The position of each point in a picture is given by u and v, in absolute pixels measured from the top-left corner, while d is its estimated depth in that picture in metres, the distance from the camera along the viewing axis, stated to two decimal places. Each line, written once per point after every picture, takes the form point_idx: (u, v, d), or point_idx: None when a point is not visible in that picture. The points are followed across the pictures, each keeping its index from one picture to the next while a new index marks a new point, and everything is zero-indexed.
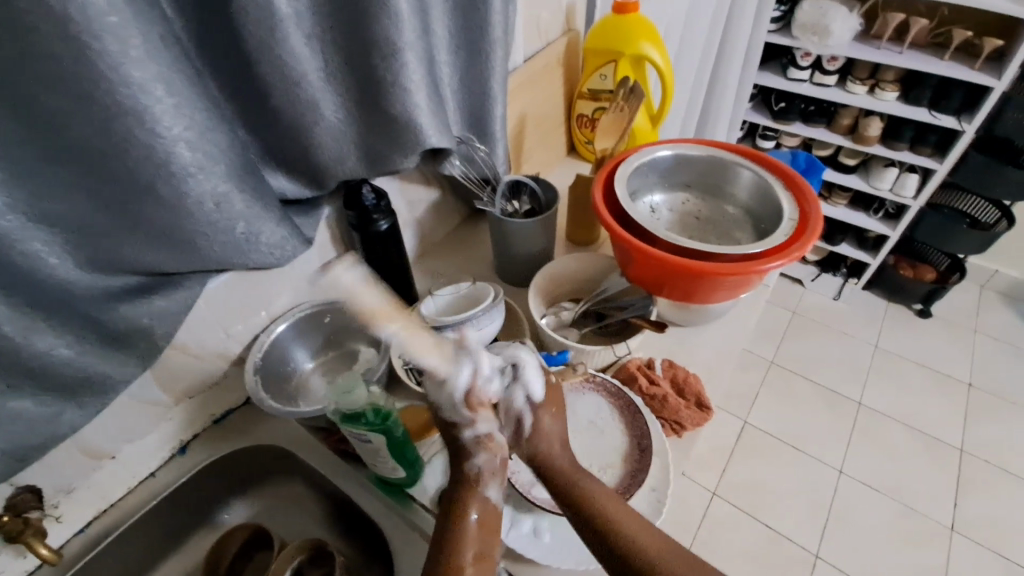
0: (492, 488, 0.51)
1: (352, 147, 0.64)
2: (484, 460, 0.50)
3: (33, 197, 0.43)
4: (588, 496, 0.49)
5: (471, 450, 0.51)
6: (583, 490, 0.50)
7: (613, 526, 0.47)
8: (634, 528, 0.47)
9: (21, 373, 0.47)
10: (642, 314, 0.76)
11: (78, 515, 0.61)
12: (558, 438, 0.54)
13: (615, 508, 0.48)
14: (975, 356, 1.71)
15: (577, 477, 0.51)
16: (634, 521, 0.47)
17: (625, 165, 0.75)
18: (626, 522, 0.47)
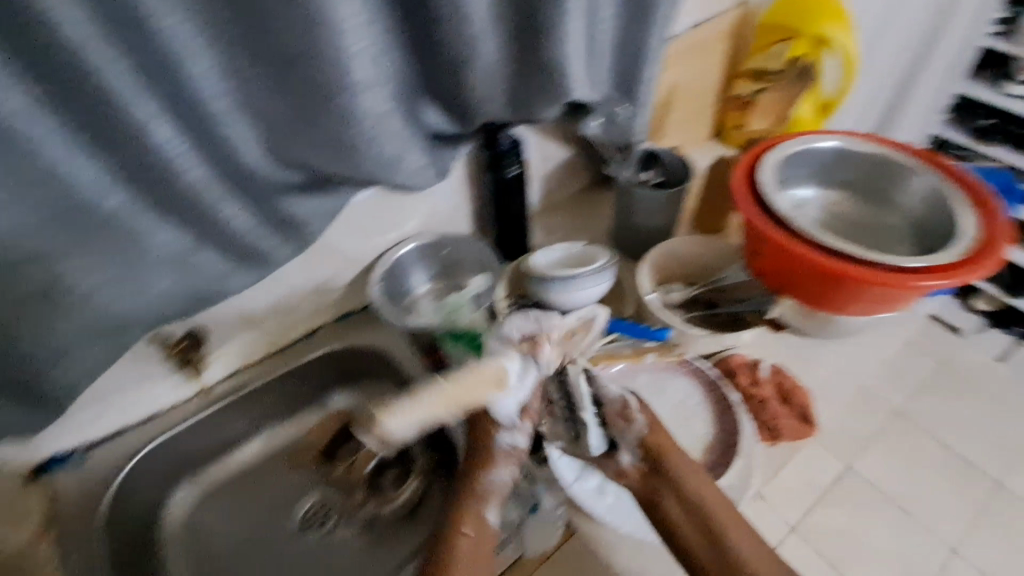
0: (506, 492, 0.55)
1: (502, 90, 0.66)
2: (504, 475, 0.55)
3: (243, 87, 0.51)
4: (714, 507, 0.54)
5: (496, 458, 0.55)
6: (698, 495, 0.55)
7: (723, 528, 0.53)
8: (745, 537, 0.53)
9: (211, 235, 0.54)
10: (755, 310, 0.74)
11: (226, 363, 0.74)
12: (677, 457, 0.56)
13: (735, 523, 0.54)
14: None
15: (702, 489, 0.55)
16: (735, 522, 0.54)
17: (774, 150, 0.69)
18: (739, 538, 0.53)
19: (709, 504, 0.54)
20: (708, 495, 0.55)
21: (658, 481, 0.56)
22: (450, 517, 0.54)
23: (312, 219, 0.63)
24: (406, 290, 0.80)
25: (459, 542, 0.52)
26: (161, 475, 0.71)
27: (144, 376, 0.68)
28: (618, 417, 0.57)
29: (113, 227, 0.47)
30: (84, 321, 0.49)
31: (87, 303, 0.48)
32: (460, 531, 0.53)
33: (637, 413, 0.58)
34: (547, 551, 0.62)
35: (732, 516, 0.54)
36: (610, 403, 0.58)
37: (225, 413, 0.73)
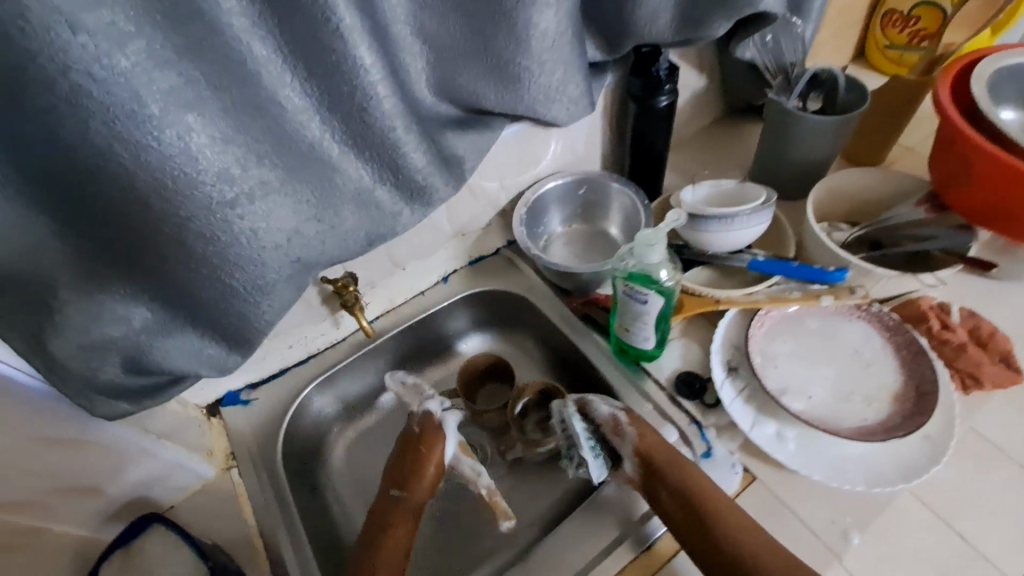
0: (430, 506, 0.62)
1: (670, 6, 0.60)
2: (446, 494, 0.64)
3: (424, 8, 0.49)
4: (710, 500, 0.52)
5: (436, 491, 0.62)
6: (693, 486, 0.53)
7: (720, 518, 0.51)
8: (749, 535, 0.50)
9: (389, 167, 0.51)
10: (948, 248, 0.64)
11: (374, 307, 0.74)
12: (672, 459, 0.55)
13: (737, 520, 0.51)
14: None
15: (696, 486, 0.53)
16: (733, 514, 0.51)
17: (987, 63, 0.60)
18: (736, 529, 0.50)
19: (705, 495, 0.53)
20: (701, 483, 0.53)
21: (653, 483, 0.55)
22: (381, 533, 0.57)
23: (470, 156, 0.60)
24: (543, 231, 0.77)
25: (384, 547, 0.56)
26: (321, 415, 0.73)
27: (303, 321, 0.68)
28: (613, 433, 0.59)
29: (314, 159, 0.46)
30: (285, 260, 0.46)
31: (295, 242, 0.46)
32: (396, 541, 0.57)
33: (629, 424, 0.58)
34: None
35: (730, 511, 0.51)
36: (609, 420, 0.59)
37: (374, 357, 0.74)
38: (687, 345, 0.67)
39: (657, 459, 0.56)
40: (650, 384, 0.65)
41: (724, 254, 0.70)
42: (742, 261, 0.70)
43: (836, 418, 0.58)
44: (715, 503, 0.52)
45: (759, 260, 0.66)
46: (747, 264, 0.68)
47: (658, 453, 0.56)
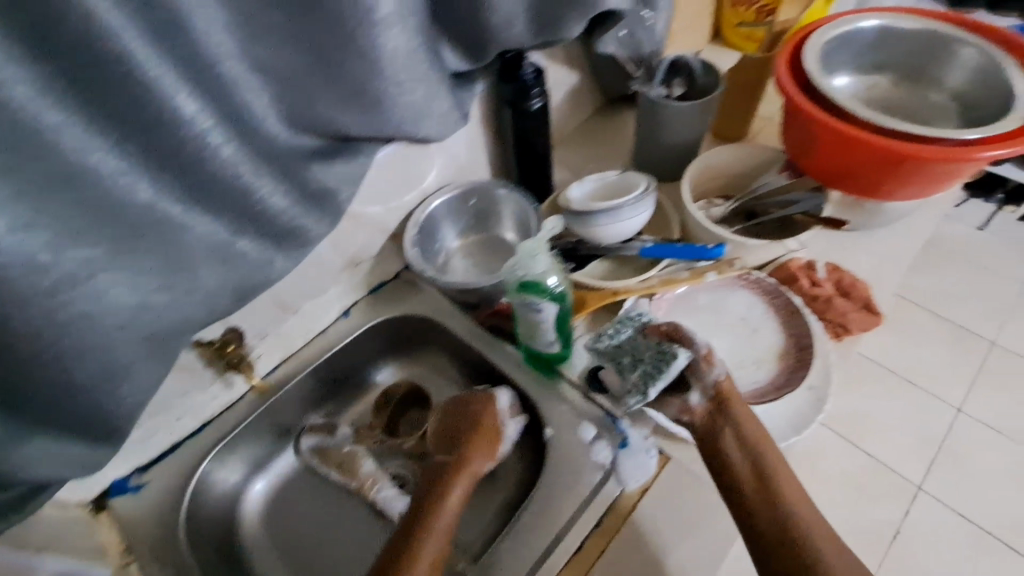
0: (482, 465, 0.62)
1: (523, 10, 0.59)
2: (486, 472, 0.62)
3: (254, 41, 0.44)
4: (765, 446, 0.56)
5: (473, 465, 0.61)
6: (769, 454, 0.56)
7: (796, 502, 0.55)
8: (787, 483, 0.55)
9: (246, 217, 0.48)
10: (809, 210, 0.70)
11: (268, 357, 0.69)
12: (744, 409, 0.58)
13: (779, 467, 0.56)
14: None
15: (758, 435, 0.56)
16: (796, 494, 0.55)
17: (817, 35, 0.64)
18: (807, 514, 0.54)
19: (778, 464, 0.56)
20: (779, 457, 0.56)
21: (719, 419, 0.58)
22: (431, 501, 0.58)
23: (343, 185, 0.57)
24: (439, 249, 0.76)
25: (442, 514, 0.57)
26: (230, 479, 0.69)
27: (187, 390, 0.64)
28: (705, 360, 0.59)
29: (153, 224, 0.42)
30: (138, 338, 0.44)
31: (145, 317, 0.44)
32: (443, 514, 0.57)
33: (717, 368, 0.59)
34: (644, 483, 0.60)
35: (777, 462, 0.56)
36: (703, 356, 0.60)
37: (279, 408, 0.71)
38: (594, 340, 0.69)
39: (733, 412, 0.57)
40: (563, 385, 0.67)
41: (615, 246, 0.73)
42: (634, 249, 0.72)
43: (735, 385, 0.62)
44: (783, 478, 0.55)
45: (650, 247, 0.68)
46: (638, 252, 0.71)
47: (733, 403, 0.58)
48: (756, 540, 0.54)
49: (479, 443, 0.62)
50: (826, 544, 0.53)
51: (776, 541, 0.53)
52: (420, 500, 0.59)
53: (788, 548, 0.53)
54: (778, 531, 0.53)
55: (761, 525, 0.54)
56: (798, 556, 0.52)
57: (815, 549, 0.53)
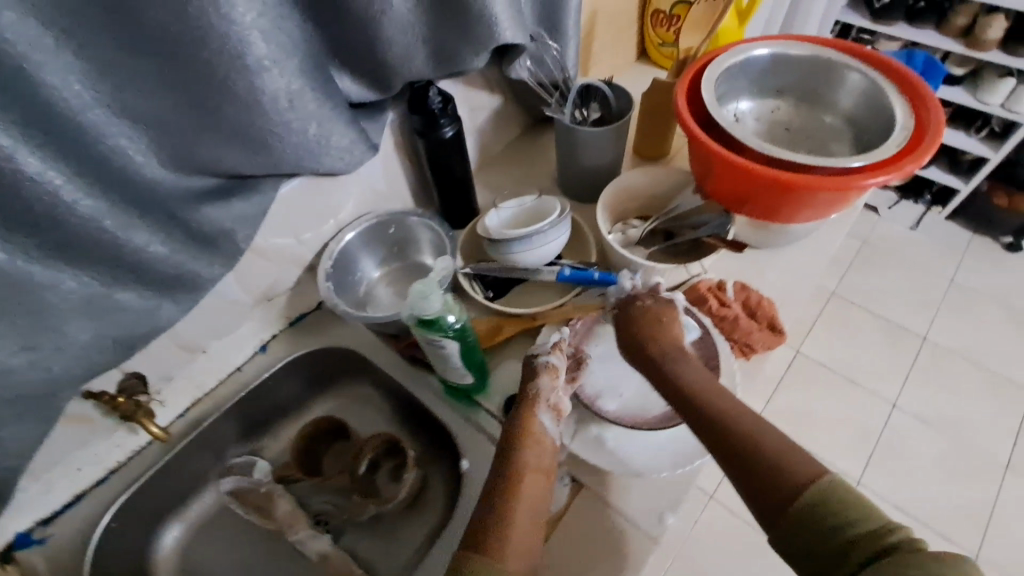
0: (546, 418, 0.54)
1: (421, 45, 0.58)
2: (550, 423, 0.54)
3: (121, 89, 0.42)
4: (700, 389, 0.52)
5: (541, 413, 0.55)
6: (683, 366, 0.55)
7: (715, 397, 0.51)
8: (747, 417, 0.48)
9: (121, 267, 0.47)
10: (717, 233, 0.72)
11: (177, 400, 0.69)
12: (656, 333, 0.60)
13: (728, 405, 0.50)
14: None
15: (691, 382, 0.53)
16: (724, 395, 0.51)
17: (714, 66, 0.66)
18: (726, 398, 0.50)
19: (694, 374, 0.54)
20: (701, 371, 0.54)
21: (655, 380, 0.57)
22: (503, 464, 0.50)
23: (238, 225, 0.56)
24: (358, 280, 0.75)
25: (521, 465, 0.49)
26: (139, 528, 0.67)
27: (88, 438, 0.63)
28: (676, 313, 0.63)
29: (12, 287, 0.41)
30: (6, 399, 0.44)
31: (8, 379, 0.43)
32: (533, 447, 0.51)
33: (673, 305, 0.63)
34: (558, 511, 0.60)
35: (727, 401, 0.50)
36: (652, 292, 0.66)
37: (192, 450, 0.69)
38: (512, 367, 0.70)
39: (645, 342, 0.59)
40: (481, 414, 0.67)
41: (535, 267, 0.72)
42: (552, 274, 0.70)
43: (645, 411, 0.63)
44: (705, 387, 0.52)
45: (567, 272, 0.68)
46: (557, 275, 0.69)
47: (658, 331, 0.60)
48: (743, 478, 0.45)
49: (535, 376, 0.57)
50: (808, 465, 0.43)
51: (752, 468, 0.45)
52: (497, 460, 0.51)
53: (768, 469, 0.44)
54: (745, 462, 0.45)
55: (739, 470, 0.46)
56: (780, 482, 0.43)
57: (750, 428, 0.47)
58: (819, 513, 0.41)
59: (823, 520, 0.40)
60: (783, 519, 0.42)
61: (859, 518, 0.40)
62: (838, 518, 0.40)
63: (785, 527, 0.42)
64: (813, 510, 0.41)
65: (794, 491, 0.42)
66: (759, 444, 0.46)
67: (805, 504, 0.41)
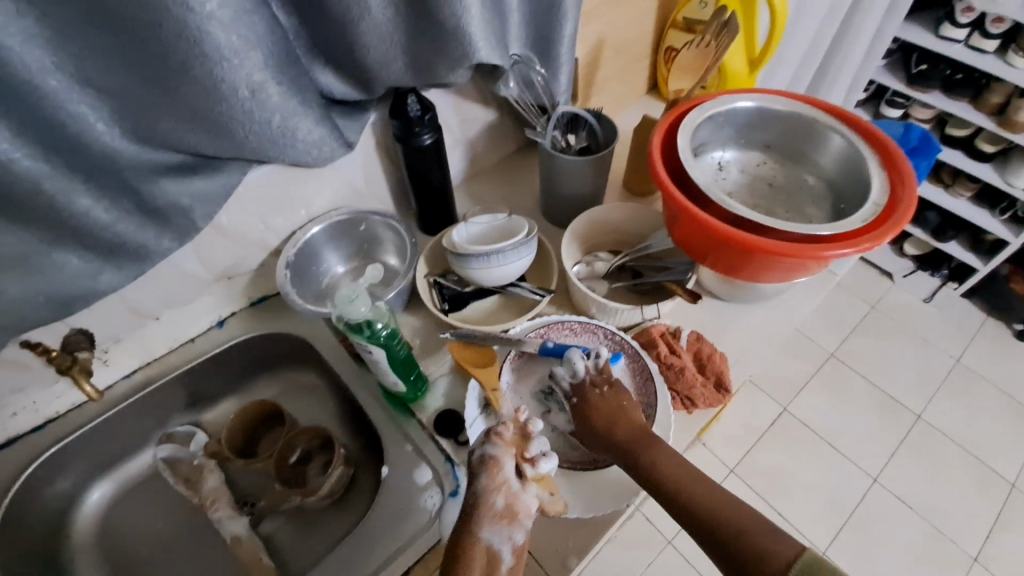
0: (496, 537, 0.48)
1: (400, 52, 0.59)
2: (501, 539, 0.48)
3: (80, 58, 0.44)
4: (678, 485, 0.50)
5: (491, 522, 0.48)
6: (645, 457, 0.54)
7: (676, 484, 0.50)
8: (730, 505, 0.47)
9: (61, 229, 0.49)
10: (678, 279, 0.71)
11: (122, 362, 0.70)
12: (616, 421, 0.58)
13: (699, 489, 0.49)
14: None
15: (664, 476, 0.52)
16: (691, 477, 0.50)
17: (695, 114, 0.66)
18: (688, 484, 0.50)
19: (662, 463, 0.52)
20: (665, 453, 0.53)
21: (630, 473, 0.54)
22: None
23: (197, 204, 0.57)
24: (322, 272, 0.76)
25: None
26: (68, 479, 0.68)
27: (26, 387, 0.63)
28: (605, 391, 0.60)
29: None
30: None
31: None
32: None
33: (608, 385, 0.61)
34: None
35: (695, 488, 0.49)
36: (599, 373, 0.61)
37: (132, 413, 0.71)
38: (452, 383, 0.69)
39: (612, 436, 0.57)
40: (414, 425, 0.66)
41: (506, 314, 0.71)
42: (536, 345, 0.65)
43: (571, 448, 0.62)
44: (668, 472, 0.51)
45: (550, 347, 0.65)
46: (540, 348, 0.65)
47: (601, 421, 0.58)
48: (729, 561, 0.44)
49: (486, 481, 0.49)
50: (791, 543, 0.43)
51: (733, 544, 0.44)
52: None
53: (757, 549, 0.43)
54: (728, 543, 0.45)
55: (734, 562, 0.44)
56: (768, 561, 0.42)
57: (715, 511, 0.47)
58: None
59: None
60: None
61: None
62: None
63: None
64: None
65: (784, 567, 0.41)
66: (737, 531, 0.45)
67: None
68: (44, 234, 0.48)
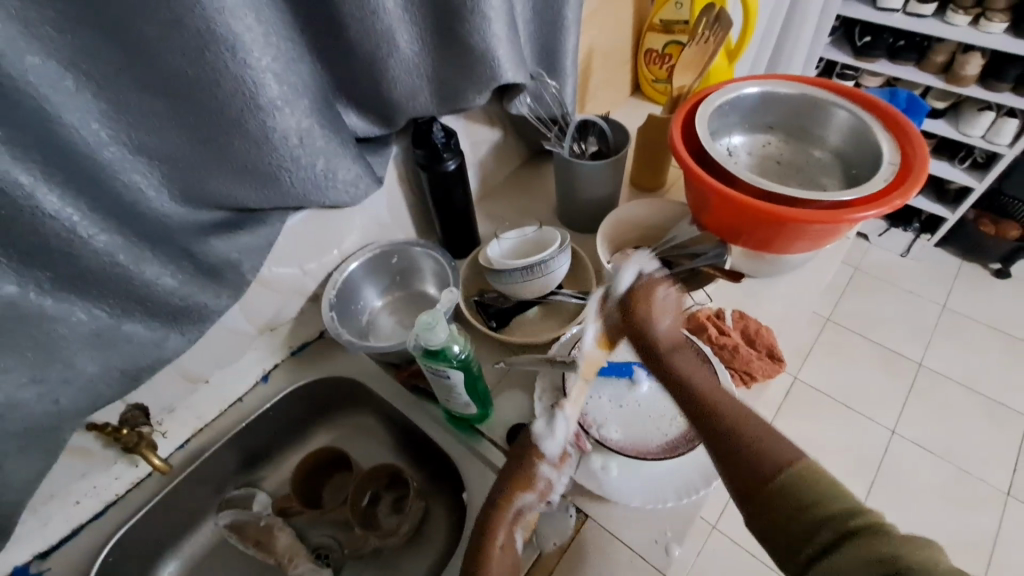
0: (518, 533, 0.51)
1: (426, 83, 0.61)
2: (521, 538, 0.51)
3: (135, 127, 0.44)
4: (690, 380, 0.49)
5: (520, 515, 0.51)
6: (664, 350, 0.52)
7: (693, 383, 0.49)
8: (735, 408, 0.45)
9: (129, 299, 0.48)
10: (714, 263, 0.73)
11: (177, 430, 0.68)
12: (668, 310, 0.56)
13: (716, 393, 0.47)
14: None
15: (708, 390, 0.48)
16: (702, 379, 0.49)
17: (706, 104, 0.69)
18: (701, 385, 0.48)
19: (682, 364, 0.51)
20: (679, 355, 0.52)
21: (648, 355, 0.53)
22: (478, 533, 0.50)
23: (246, 257, 0.56)
24: (361, 310, 0.76)
25: (492, 556, 0.48)
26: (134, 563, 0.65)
27: (83, 472, 0.61)
28: (648, 288, 0.57)
29: (22, 318, 0.42)
30: (8, 433, 0.44)
31: (14, 412, 0.44)
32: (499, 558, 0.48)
33: (660, 292, 0.57)
34: (564, 543, 0.60)
35: (710, 389, 0.48)
36: (650, 279, 0.58)
37: (190, 483, 0.69)
38: (514, 397, 0.70)
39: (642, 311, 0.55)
40: (485, 444, 0.67)
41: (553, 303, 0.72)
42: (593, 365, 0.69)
43: (648, 441, 0.62)
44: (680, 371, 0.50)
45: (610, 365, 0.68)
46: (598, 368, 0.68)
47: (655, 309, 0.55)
48: (726, 457, 0.43)
49: (521, 460, 0.53)
50: (788, 451, 0.41)
51: (734, 444, 0.43)
52: (473, 542, 0.49)
53: (767, 463, 0.40)
54: (728, 433, 0.43)
55: (729, 450, 0.43)
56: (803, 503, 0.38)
57: (720, 414, 0.45)
58: (800, 501, 0.38)
59: (799, 505, 0.38)
60: (768, 506, 0.39)
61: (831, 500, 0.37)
62: (818, 500, 0.38)
63: (760, 499, 0.40)
64: (790, 496, 0.38)
65: (823, 519, 0.37)
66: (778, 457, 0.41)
67: (798, 491, 0.38)
68: (114, 307, 0.48)
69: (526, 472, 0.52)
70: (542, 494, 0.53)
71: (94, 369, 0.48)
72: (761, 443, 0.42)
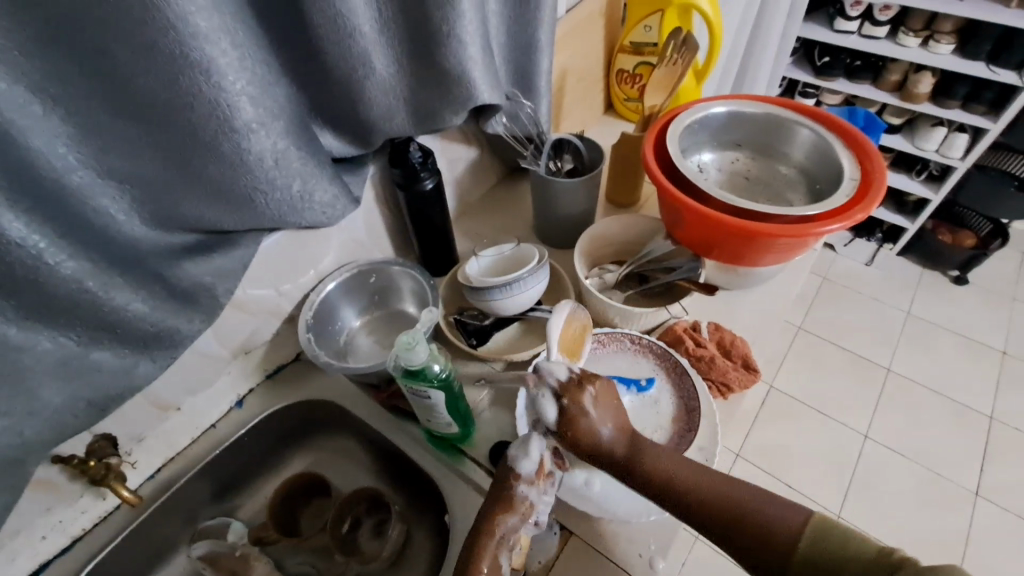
0: (502, 557, 0.49)
1: (402, 103, 0.62)
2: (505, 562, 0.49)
3: (107, 150, 0.43)
4: (677, 479, 0.49)
5: (505, 534, 0.50)
6: (646, 441, 0.51)
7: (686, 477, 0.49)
8: (731, 487, 0.47)
9: (98, 326, 0.47)
10: (690, 276, 0.75)
11: (148, 460, 0.66)
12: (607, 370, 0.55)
13: (703, 485, 0.48)
14: (993, 322, 1.73)
15: (704, 489, 0.48)
16: (680, 466, 0.50)
17: (676, 122, 0.72)
18: (688, 482, 0.49)
19: (661, 461, 0.51)
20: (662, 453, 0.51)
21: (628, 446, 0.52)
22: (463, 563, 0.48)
23: (219, 280, 0.55)
24: (339, 330, 0.75)
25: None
26: None
27: (48, 507, 0.58)
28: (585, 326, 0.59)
29: None
30: None
31: None
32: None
33: None
34: (547, 563, 0.60)
35: (696, 475, 0.49)
36: None
37: (162, 515, 0.66)
38: (496, 415, 0.70)
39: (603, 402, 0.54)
40: (467, 464, 0.66)
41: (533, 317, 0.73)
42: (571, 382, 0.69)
43: None
44: (667, 472, 0.50)
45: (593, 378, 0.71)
46: None
47: None
48: (740, 550, 0.45)
49: (499, 477, 0.51)
50: (793, 513, 0.44)
51: (737, 524, 0.45)
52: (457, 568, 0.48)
53: (783, 538, 0.43)
54: (730, 518, 0.46)
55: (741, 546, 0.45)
56: (838, 558, 0.41)
57: (717, 497, 0.47)
58: (838, 565, 0.40)
59: (842, 565, 0.40)
60: (807, 575, 0.42)
61: (857, 554, 0.40)
62: (840, 558, 0.41)
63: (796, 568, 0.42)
64: (825, 564, 0.41)
65: (857, 572, 0.39)
66: (791, 524, 0.44)
67: (820, 557, 0.41)
68: (82, 334, 0.46)
69: (506, 494, 0.50)
70: (525, 510, 0.51)
71: (61, 400, 0.46)
72: (762, 513, 0.45)
